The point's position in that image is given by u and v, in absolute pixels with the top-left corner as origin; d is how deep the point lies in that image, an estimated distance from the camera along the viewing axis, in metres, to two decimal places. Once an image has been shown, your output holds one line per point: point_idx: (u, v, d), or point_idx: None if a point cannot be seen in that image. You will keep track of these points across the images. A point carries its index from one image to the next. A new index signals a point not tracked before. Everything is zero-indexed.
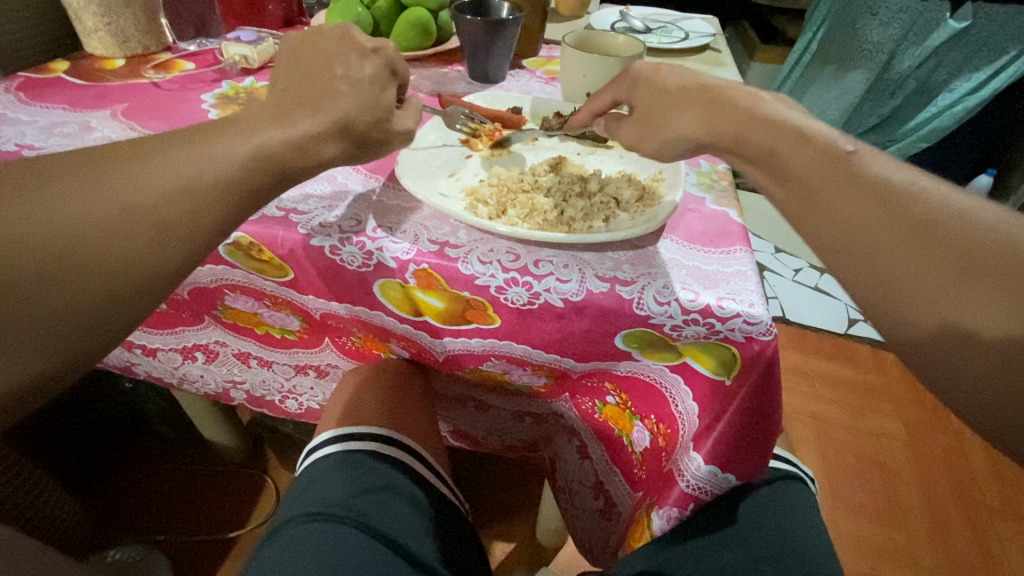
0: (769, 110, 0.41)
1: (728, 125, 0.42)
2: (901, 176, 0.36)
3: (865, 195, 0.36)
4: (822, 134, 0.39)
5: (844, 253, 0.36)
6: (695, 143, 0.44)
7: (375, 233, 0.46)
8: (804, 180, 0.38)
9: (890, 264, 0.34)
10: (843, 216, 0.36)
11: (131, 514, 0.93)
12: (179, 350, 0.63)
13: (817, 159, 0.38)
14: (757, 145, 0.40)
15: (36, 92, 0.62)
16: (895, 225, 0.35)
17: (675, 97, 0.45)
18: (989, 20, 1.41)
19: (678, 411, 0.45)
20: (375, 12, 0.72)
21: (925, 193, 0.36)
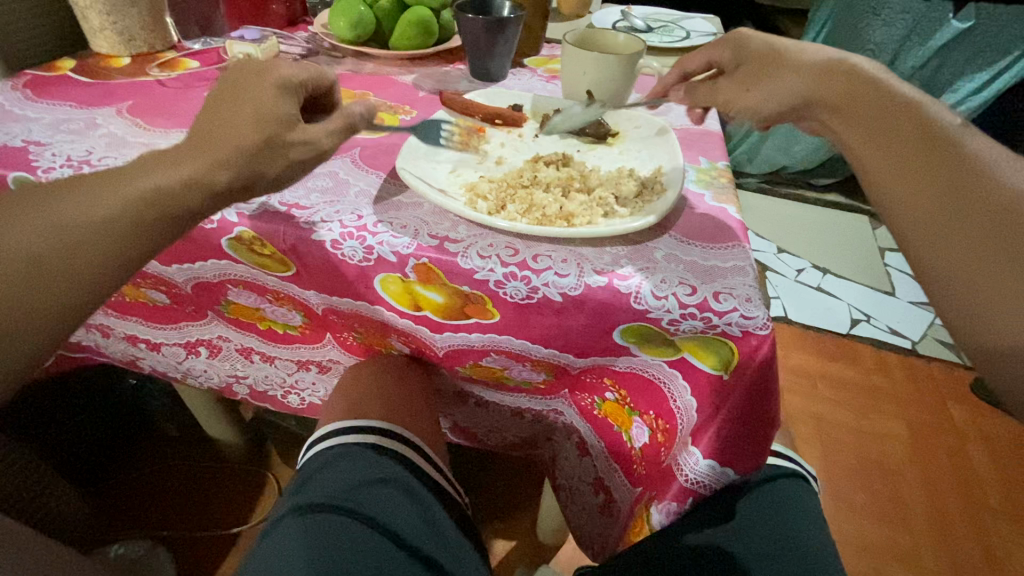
0: (888, 75, 0.39)
1: (837, 83, 0.41)
2: (994, 157, 0.34)
3: (958, 155, 0.35)
4: (930, 107, 0.37)
5: (915, 235, 0.35)
6: (801, 101, 0.43)
7: (376, 227, 0.46)
8: (900, 147, 0.36)
9: (961, 227, 0.33)
10: (919, 196, 0.35)
11: (135, 509, 0.94)
12: (183, 345, 0.64)
13: (928, 117, 0.36)
14: (866, 107, 0.38)
15: (43, 90, 0.63)
16: (972, 217, 0.33)
17: (778, 63, 0.46)
18: (992, 21, 1.41)
19: (676, 406, 0.45)
20: (377, 12, 0.74)
21: (1011, 169, 0.34)
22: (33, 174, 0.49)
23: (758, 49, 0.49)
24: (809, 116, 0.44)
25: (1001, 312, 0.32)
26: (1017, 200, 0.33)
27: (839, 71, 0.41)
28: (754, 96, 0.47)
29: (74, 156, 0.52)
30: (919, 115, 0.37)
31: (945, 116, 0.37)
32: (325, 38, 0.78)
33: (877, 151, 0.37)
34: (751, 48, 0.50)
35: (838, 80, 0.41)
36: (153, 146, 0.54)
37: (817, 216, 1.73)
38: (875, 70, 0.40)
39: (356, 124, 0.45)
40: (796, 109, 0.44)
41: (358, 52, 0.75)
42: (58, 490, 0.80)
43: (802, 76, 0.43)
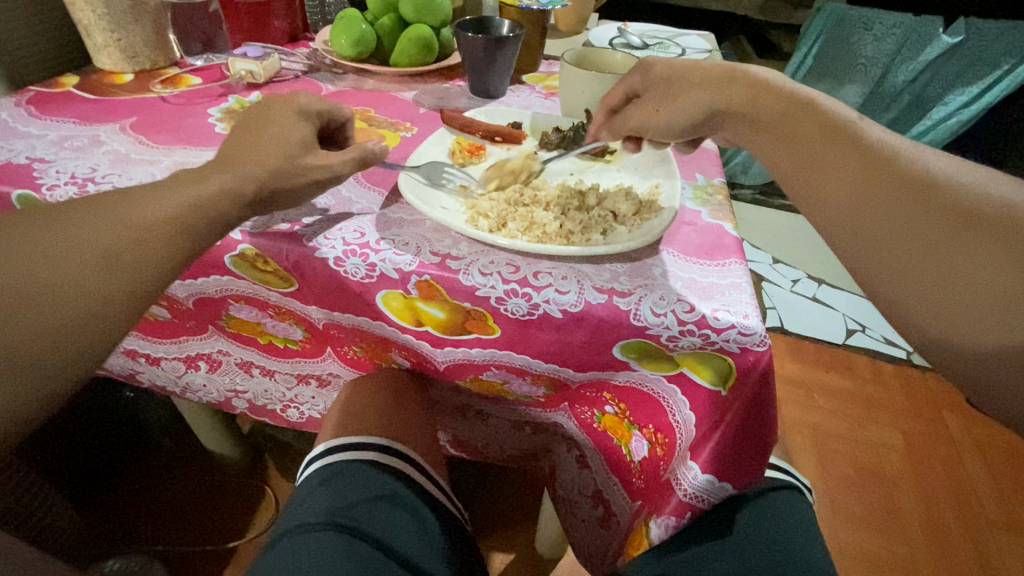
0: (783, 84, 0.43)
1: (743, 98, 0.44)
2: (894, 143, 0.38)
3: (863, 151, 0.37)
4: (827, 107, 0.41)
5: (841, 220, 0.37)
6: (710, 112, 0.46)
7: (378, 244, 0.47)
8: (809, 145, 0.39)
9: (881, 217, 0.35)
10: (834, 185, 0.37)
11: (131, 524, 0.93)
12: (183, 359, 0.64)
13: (829, 122, 0.39)
14: (769, 114, 0.42)
15: (48, 106, 0.64)
16: (891, 191, 0.35)
17: (684, 81, 0.47)
18: (982, 35, 1.44)
19: (676, 420, 0.46)
20: (378, 29, 0.76)
21: (914, 151, 0.37)
22: (37, 192, 0.49)
23: (663, 73, 0.49)
24: (722, 129, 0.46)
25: (931, 293, 0.33)
26: (923, 174, 0.36)
27: (744, 85, 0.44)
28: (663, 116, 0.48)
29: (78, 173, 0.52)
30: (818, 116, 0.40)
31: (845, 114, 0.40)
32: (326, 55, 0.79)
33: (790, 150, 0.40)
34: (655, 73, 0.50)
35: (745, 95, 0.43)
36: (156, 163, 0.55)
37: (812, 227, 1.75)
38: (774, 80, 0.43)
39: (369, 158, 0.48)
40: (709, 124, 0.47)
41: (359, 68, 0.76)
42: (55, 506, 0.79)
43: (707, 91, 0.46)
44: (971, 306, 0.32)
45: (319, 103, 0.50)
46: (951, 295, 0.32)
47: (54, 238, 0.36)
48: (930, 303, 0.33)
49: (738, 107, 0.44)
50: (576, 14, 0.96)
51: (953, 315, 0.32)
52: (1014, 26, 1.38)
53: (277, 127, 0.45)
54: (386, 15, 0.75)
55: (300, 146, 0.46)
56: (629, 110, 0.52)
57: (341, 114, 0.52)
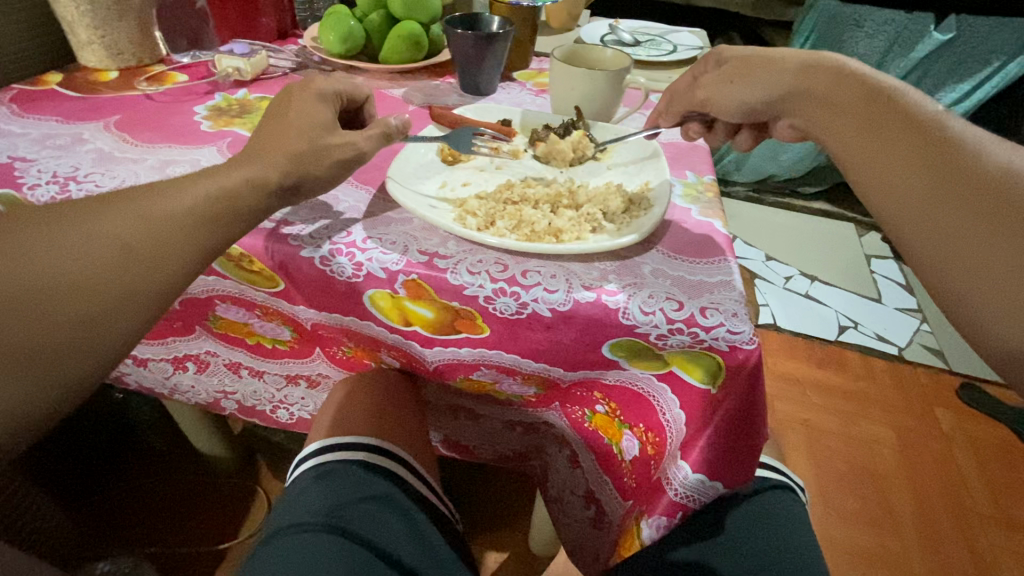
0: (864, 69, 0.43)
1: (820, 79, 0.44)
2: (973, 136, 0.38)
3: (939, 140, 0.38)
4: (907, 93, 0.41)
5: (909, 203, 0.37)
6: (784, 92, 0.46)
7: (365, 244, 0.46)
8: (885, 125, 0.39)
9: (950, 204, 0.36)
10: (906, 166, 0.38)
11: (121, 526, 0.92)
12: (171, 360, 0.63)
13: (909, 108, 0.40)
14: (848, 94, 0.42)
15: (30, 104, 0.63)
16: (964, 181, 0.36)
17: (762, 62, 0.48)
18: (972, 33, 1.45)
19: (665, 419, 0.45)
20: (367, 26, 0.75)
21: (992, 145, 0.38)
22: (18, 192, 0.48)
23: (742, 56, 0.50)
24: (789, 111, 0.46)
25: (998, 287, 0.34)
26: (1001, 166, 0.36)
27: (821, 67, 0.44)
28: (739, 93, 0.49)
29: (60, 172, 0.51)
30: (899, 99, 0.40)
31: (926, 102, 0.41)
32: (315, 52, 0.79)
33: (862, 131, 0.40)
34: (733, 55, 0.52)
35: (822, 77, 0.44)
36: (141, 161, 0.54)
37: (805, 224, 1.76)
38: (854, 66, 0.44)
39: (392, 134, 0.48)
40: (779, 104, 0.47)
41: (349, 65, 0.75)
42: (42, 508, 0.78)
43: (787, 71, 0.46)
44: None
45: (336, 84, 0.49)
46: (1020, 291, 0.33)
47: (31, 237, 0.35)
48: (996, 294, 0.34)
49: (813, 88, 0.44)
50: (567, 11, 0.95)
51: (1015, 312, 0.33)
52: (1004, 24, 1.41)
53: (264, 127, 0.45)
54: (375, 11, 0.74)
55: (321, 127, 0.45)
56: (701, 84, 0.53)
57: (360, 93, 0.52)
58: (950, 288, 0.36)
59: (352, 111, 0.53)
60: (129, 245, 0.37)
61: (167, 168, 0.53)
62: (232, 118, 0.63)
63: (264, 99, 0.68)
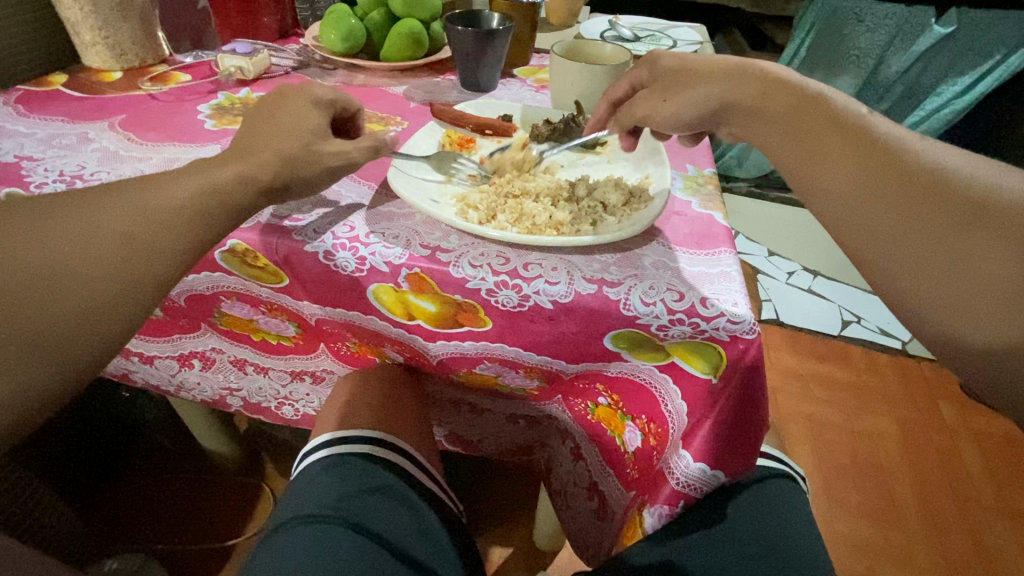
0: (791, 78, 0.44)
1: (749, 91, 0.44)
2: (901, 137, 0.39)
3: (866, 142, 0.38)
4: (835, 101, 0.41)
5: (847, 207, 0.37)
6: (717, 105, 0.46)
7: (368, 238, 0.47)
8: (815, 134, 0.40)
9: (885, 206, 0.36)
10: (840, 174, 0.38)
11: (129, 523, 0.93)
12: (177, 358, 0.64)
13: (835, 113, 0.40)
14: (777, 106, 0.43)
15: (36, 105, 0.63)
16: (897, 181, 0.36)
17: (696, 73, 0.48)
18: (974, 25, 1.44)
19: (667, 410, 0.46)
20: (367, 24, 0.75)
21: (921, 145, 0.38)
22: (25, 190, 0.49)
23: (672, 66, 0.50)
24: (726, 122, 0.47)
25: (941, 277, 0.33)
26: (930, 164, 0.36)
27: (750, 79, 0.45)
28: (671, 106, 0.48)
29: (66, 170, 0.52)
30: (827, 108, 0.41)
31: (853, 107, 0.41)
32: (316, 51, 0.79)
33: (796, 142, 0.41)
34: (664, 65, 0.51)
35: (753, 90, 0.44)
36: (146, 160, 0.55)
37: (808, 219, 1.75)
38: (781, 74, 0.45)
39: (382, 147, 0.47)
40: (714, 117, 0.47)
41: (350, 64, 0.76)
42: (50, 506, 0.79)
43: (716, 85, 0.46)
44: (973, 297, 0.32)
45: (332, 92, 0.49)
46: (958, 280, 0.33)
47: (40, 233, 0.36)
48: (937, 286, 0.33)
49: (744, 100, 0.44)
50: (567, 8, 0.95)
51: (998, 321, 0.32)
52: (1006, 16, 1.39)
53: (267, 123, 0.45)
54: (376, 10, 0.75)
55: (314, 133, 0.45)
56: (635, 100, 0.52)
57: (353, 104, 0.52)
58: (895, 285, 0.35)
59: (343, 121, 0.53)
60: (136, 240, 0.38)
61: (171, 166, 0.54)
62: (235, 117, 0.63)
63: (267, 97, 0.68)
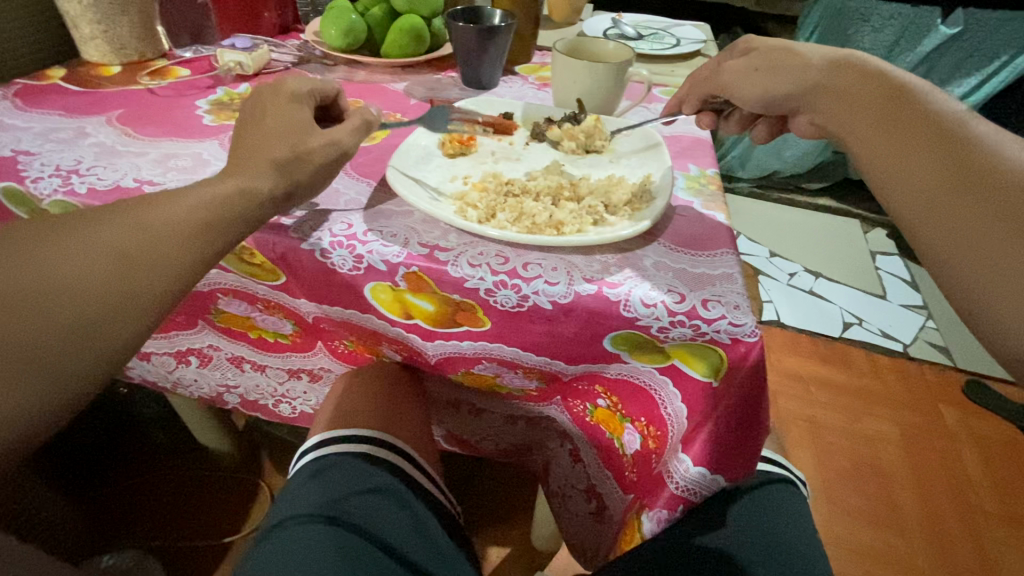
0: (889, 68, 0.44)
1: (845, 76, 0.45)
2: (991, 135, 0.38)
3: (950, 135, 0.38)
4: (931, 93, 0.41)
5: (910, 204, 0.38)
6: (804, 88, 0.47)
7: (366, 236, 0.46)
8: (905, 122, 0.40)
9: (945, 200, 0.36)
10: (908, 168, 0.38)
11: (124, 520, 0.93)
12: (173, 354, 0.64)
13: (927, 107, 0.40)
14: (866, 91, 0.43)
15: (33, 99, 0.63)
16: (965, 180, 0.36)
17: (793, 58, 0.48)
18: (981, 27, 1.43)
19: (666, 413, 0.45)
20: (368, 20, 0.75)
21: (1008, 145, 0.37)
22: (22, 186, 0.49)
23: (775, 45, 0.51)
24: (809, 108, 0.47)
25: None
26: (1016, 166, 0.36)
27: (846, 65, 0.45)
28: (762, 82, 0.50)
29: (63, 165, 0.52)
30: (912, 98, 0.41)
31: (947, 101, 0.41)
32: (317, 46, 0.78)
33: (877, 128, 0.41)
34: (765, 44, 0.52)
35: (846, 74, 0.45)
36: (143, 155, 0.54)
37: (809, 220, 1.75)
38: (880, 64, 0.44)
39: (372, 122, 0.48)
40: (799, 100, 0.48)
41: (350, 60, 0.75)
42: (48, 501, 0.79)
43: (814, 70, 0.47)
44: None
45: (308, 82, 0.49)
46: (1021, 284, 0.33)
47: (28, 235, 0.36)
48: None
49: (831, 85, 0.45)
50: (569, 5, 0.95)
51: None
52: (1013, 18, 1.38)
53: (258, 123, 0.45)
54: (377, 6, 0.74)
55: (300, 129, 0.44)
56: (726, 68, 0.54)
57: (333, 87, 0.51)
58: (948, 275, 0.36)
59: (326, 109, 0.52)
60: (124, 239, 0.37)
61: (169, 162, 0.54)
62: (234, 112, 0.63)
63: None
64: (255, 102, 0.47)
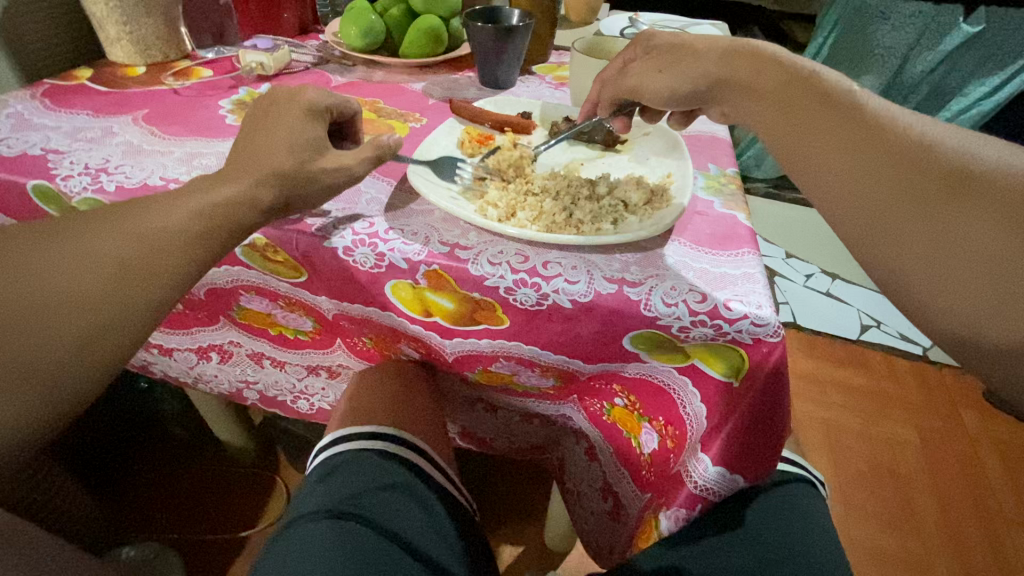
0: (784, 55, 0.43)
1: (742, 67, 0.44)
2: (887, 112, 0.38)
3: (854, 119, 0.37)
4: (827, 79, 0.40)
5: (831, 194, 0.37)
6: (709, 82, 0.46)
7: (387, 235, 0.47)
8: (808, 114, 0.39)
9: (863, 185, 0.36)
10: (824, 159, 0.38)
11: (144, 512, 0.95)
12: (195, 350, 0.65)
13: (827, 93, 0.39)
14: (765, 84, 0.42)
15: (62, 99, 0.64)
16: (876, 161, 0.36)
17: (693, 50, 0.47)
18: (1003, 25, 1.39)
19: (686, 413, 0.44)
20: (387, 21, 0.75)
21: (906, 120, 0.37)
22: (52, 183, 0.50)
23: (670, 40, 0.50)
24: (718, 101, 0.46)
25: None
26: (921, 139, 0.36)
27: (742, 54, 0.44)
28: (666, 79, 0.49)
29: (92, 164, 0.53)
30: (812, 86, 0.40)
31: (842, 83, 0.40)
32: (336, 47, 0.79)
33: (790, 120, 0.40)
34: (659, 40, 0.51)
35: (745, 66, 0.44)
36: (168, 154, 0.55)
37: (826, 221, 1.73)
38: (773, 51, 0.44)
39: (385, 155, 0.47)
40: (707, 94, 0.47)
41: (369, 60, 0.76)
42: (72, 493, 0.81)
43: (711, 62, 0.46)
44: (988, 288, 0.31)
45: (328, 98, 0.48)
46: (940, 255, 0.33)
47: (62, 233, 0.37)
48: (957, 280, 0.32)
49: (736, 78, 0.44)
50: (586, 5, 0.95)
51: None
52: None
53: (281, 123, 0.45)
54: (396, 7, 0.75)
55: (313, 137, 0.45)
56: (630, 71, 0.52)
57: (351, 108, 0.51)
58: (875, 256, 0.36)
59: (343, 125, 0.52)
60: (153, 236, 0.38)
61: (193, 161, 0.54)
62: None
63: None
64: (272, 100, 0.47)
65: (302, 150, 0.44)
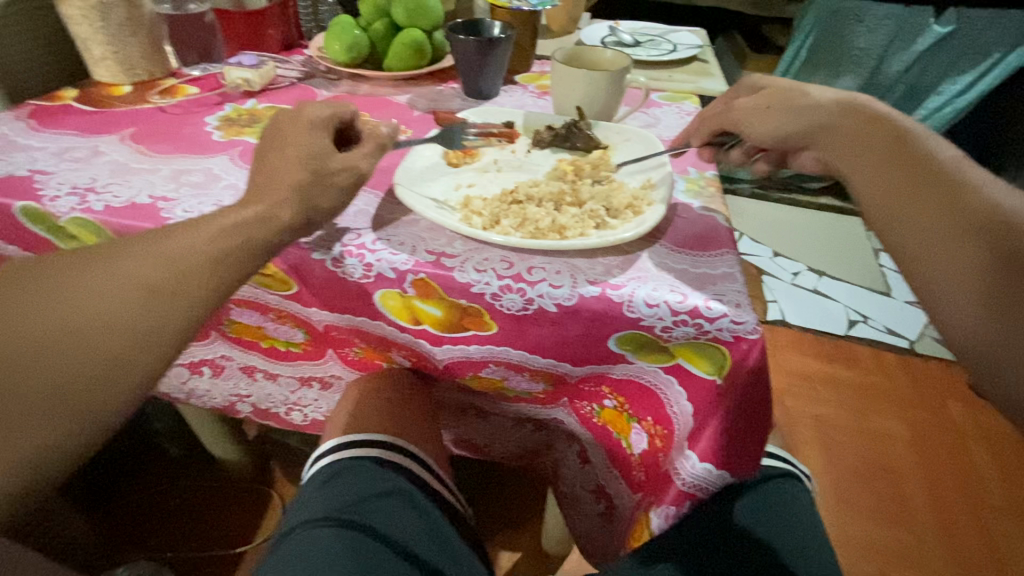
0: (889, 114, 0.46)
1: (843, 120, 0.47)
2: (977, 177, 0.40)
3: (943, 179, 0.40)
4: (925, 139, 0.43)
5: (912, 239, 0.40)
6: (808, 127, 0.49)
7: (375, 245, 0.47)
8: (902, 166, 0.42)
9: (944, 238, 0.38)
10: (911, 209, 0.40)
11: (139, 531, 0.94)
12: (187, 365, 0.65)
13: (923, 152, 0.42)
14: (867, 134, 0.45)
15: (48, 119, 0.65)
16: (958, 218, 0.38)
17: (802, 96, 0.51)
18: (973, 25, 1.44)
19: (673, 411, 0.46)
20: (371, 35, 0.77)
21: (996, 187, 0.40)
22: (39, 204, 0.50)
23: (783, 86, 0.54)
24: (813, 147, 0.49)
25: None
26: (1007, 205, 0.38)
27: (850, 108, 0.48)
28: (773, 117, 0.52)
29: (78, 183, 0.53)
30: (909, 143, 0.43)
31: (937, 145, 0.43)
32: (321, 61, 0.80)
33: (883, 168, 0.43)
34: (770, 84, 0.55)
35: (849, 117, 0.47)
36: (155, 171, 0.56)
37: (811, 219, 1.75)
38: (881, 110, 0.47)
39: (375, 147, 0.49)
40: (802, 138, 0.50)
41: (354, 74, 0.77)
42: (65, 515, 0.80)
43: (817, 110, 0.49)
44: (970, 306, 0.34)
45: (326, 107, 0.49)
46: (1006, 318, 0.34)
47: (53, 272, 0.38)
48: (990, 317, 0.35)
49: (832, 127, 0.47)
50: (567, 14, 0.97)
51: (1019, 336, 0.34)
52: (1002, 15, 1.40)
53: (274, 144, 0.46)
54: (378, 20, 0.76)
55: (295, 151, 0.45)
56: (737, 105, 0.55)
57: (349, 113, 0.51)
58: (940, 310, 0.38)
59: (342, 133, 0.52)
60: (138, 259, 0.39)
61: (181, 177, 0.55)
62: (242, 128, 0.65)
63: (273, 108, 0.70)
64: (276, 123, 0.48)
65: (286, 166, 0.44)
